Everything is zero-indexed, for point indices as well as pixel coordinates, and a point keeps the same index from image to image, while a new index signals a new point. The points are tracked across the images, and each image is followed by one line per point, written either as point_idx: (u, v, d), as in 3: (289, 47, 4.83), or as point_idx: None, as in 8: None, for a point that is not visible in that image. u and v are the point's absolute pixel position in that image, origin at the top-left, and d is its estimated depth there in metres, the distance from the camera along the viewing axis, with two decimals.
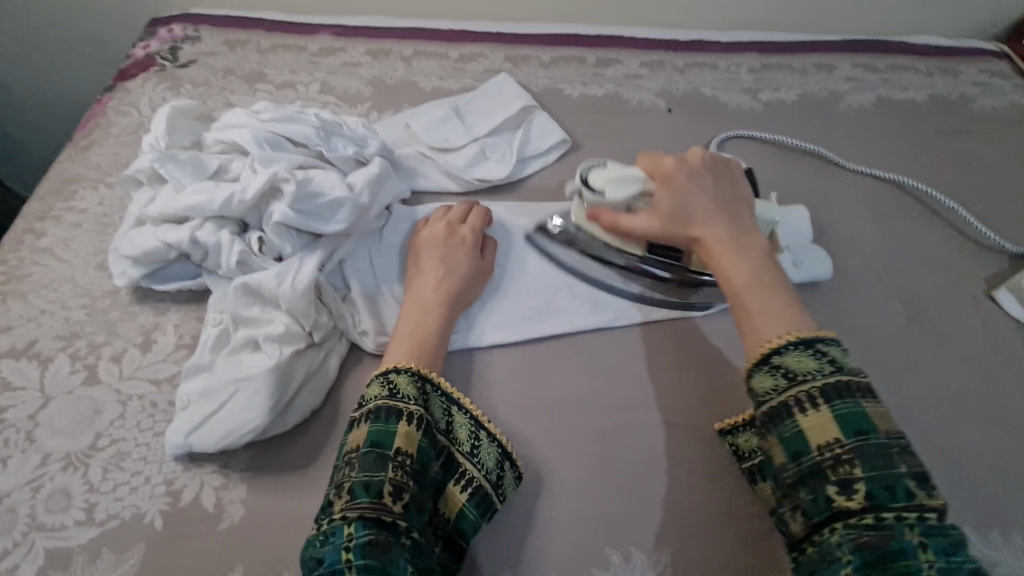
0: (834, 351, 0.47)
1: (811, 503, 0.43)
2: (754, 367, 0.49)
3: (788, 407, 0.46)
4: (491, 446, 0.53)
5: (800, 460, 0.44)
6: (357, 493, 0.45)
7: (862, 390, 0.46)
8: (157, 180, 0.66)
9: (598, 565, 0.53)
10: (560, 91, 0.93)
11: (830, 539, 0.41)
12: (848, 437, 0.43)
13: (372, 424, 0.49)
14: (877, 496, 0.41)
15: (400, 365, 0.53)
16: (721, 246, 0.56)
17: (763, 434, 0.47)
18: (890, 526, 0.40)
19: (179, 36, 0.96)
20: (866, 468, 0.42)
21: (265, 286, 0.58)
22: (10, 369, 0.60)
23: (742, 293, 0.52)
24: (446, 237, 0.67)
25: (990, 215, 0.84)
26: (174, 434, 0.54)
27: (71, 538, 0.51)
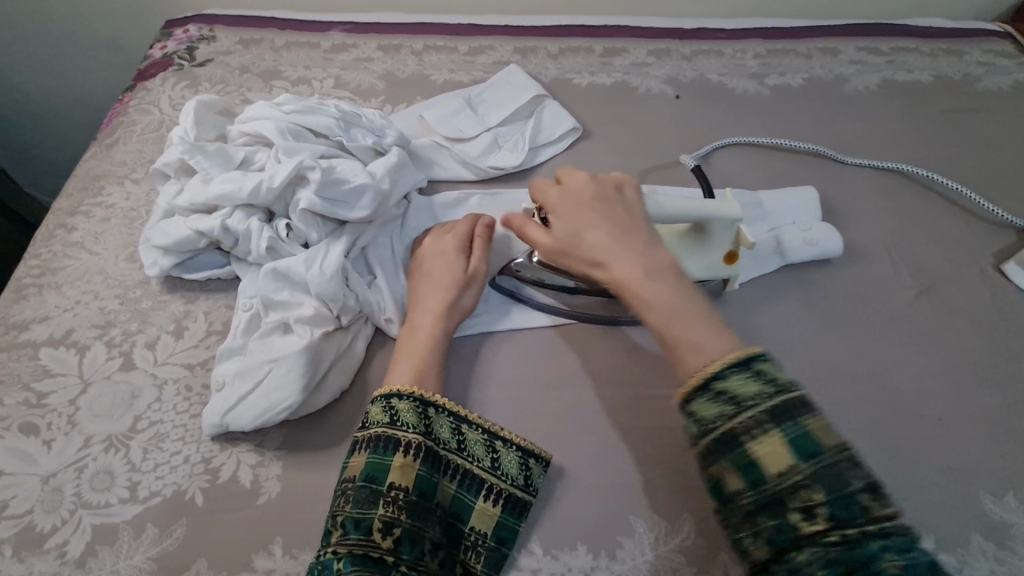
0: (768, 366, 0.44)
1: (776, 531, 0.40)
2: (693, 392, 0.44)
3: (737, 436, 0.41)
4: (511, 453, 0.56)
5: (755, 489, 0.41)
6: (348, 528, 0.48)
7: (803, 404, 0.42)
8: (184, 172, 0.68)
9: (623, 534, 0.55)
10: (569, 80, 0.95)
11: (799, 565, 0.38)
12: (801, 461, 0.40)
13: (369, 455, 0.51)
14: (839, 518, 0.38)
15: (402, 391, 0.55)
16: (634, 278, 0.51)
17: (711, 466, 0.42)
18: (855, 542, 0.37)
19: (196, 36, 0.98)
20: (825, 491, 0.39)
21: (294, 271, 0.61)
22: (49, 357, 0.62)
23: (669, 331, 0.49)
24: (432, 253, 0.66)
25: (997, 192, 0.85)
26: (211, 414, 0.56)
27: (116, 514, 0.53)
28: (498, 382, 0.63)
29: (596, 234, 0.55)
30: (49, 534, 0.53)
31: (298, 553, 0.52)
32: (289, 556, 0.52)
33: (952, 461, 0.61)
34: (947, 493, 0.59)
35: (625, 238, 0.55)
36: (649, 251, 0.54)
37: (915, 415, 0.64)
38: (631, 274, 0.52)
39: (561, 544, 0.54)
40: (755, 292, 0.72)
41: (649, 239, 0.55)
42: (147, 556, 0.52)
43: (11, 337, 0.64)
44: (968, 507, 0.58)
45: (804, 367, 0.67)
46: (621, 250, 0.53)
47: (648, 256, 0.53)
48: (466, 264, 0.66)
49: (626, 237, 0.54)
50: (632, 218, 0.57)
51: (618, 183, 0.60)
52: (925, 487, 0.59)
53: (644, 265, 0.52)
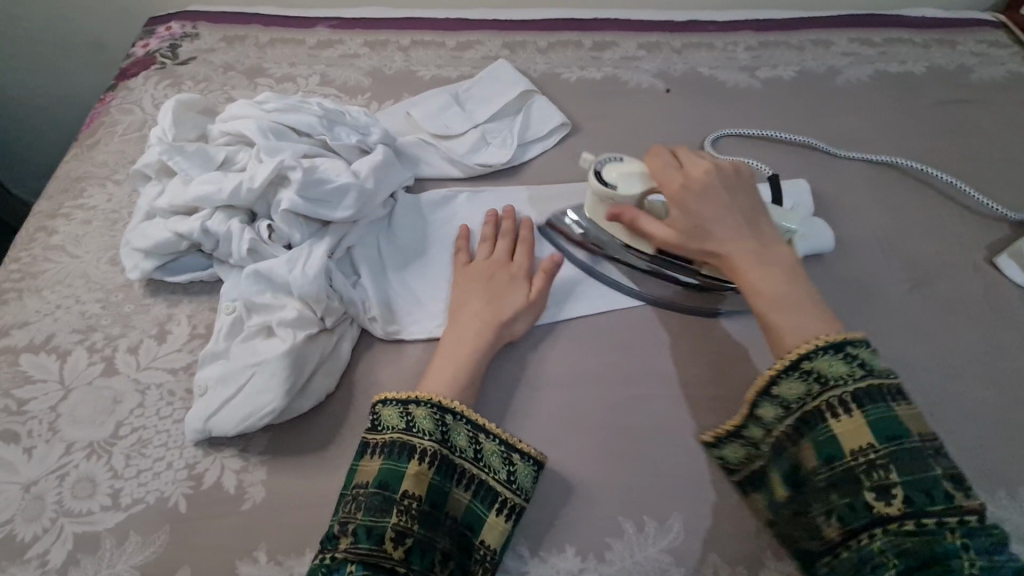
0: (866, 353, 0.48)
1: (849, 510, 0.44)
2: (781, 374, 0.49)
3: (821, 413, 0.47)
4: (527, 466, 0.54)
5: (833, 465, 0.45)
6: (359, 536, 0.47)
7: (895, 393, 0.46)
8: (165, 173, 0.67)
9: (612, 534, 0.54)
10: (558, 75, 0.94)
11: (871, 546, 0.42)
12: (881, 441, 0.44)
13: (384, 460, 0.50)
14: (915, 500, 0.42)
15: (421, 397, 0.53)
16: (749, 258, 0.54)
17: (797, 440, 0.48)
18: (930, 530, 0.41)
19: (178, 33, 0.96)
20: (902, 473, 0.43)
21: (276, 272, 0.60)
22: (30, 363, 0.61)
23: (768, 313, 0.52)
24: (488, 269, 0.66)
25: (990, 184, 0.84)
26: (193, 419, 0.56)
27: (98, 522, 0.53)
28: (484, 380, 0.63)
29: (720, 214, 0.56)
30: (30, 543, 0.52)
31: (283, 559, 0.51)
32: (274, 562, 0.51)
33: None
34: None
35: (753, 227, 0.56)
36: (771, 245, 0.56)
37: None
38: (744, 258, 0.54)
39: (551, 545, 0.54)
40: None
41: (767, 229, 0.57)
42: (129, 564, 0.51)
43: None
44: None
45: None
46: (738, 233, 0.56)
47: (771, 249, 0.55)
48: (528, 291, 0.64)
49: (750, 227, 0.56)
50: (760, 213, 0.58)
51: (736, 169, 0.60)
52: None
53: (761, 251, 0.54)
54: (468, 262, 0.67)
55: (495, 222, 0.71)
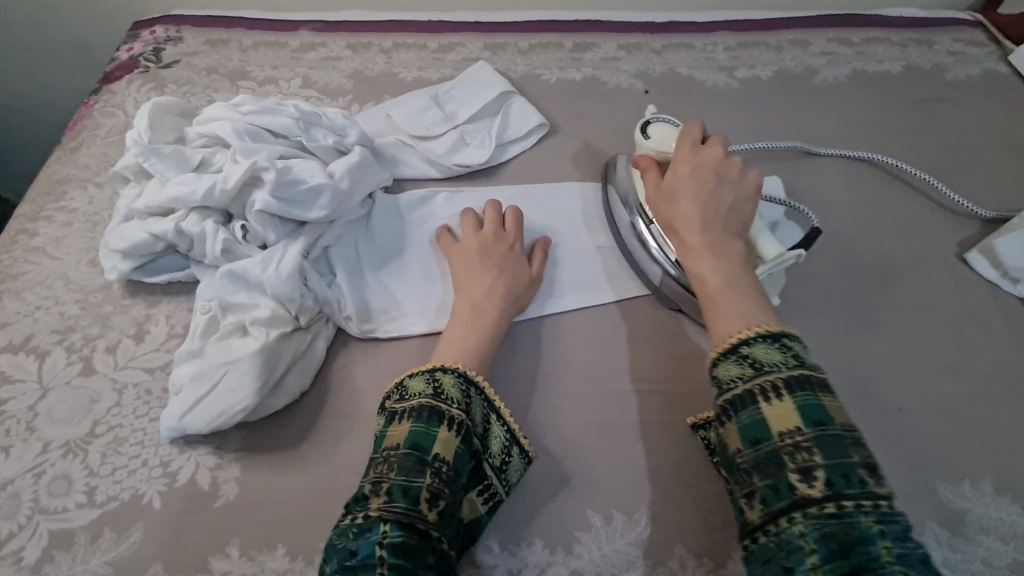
0: (798, 346, 0.50)
1: (772, 491, 0.44)
2: (722, 357, 0.51)
3: (752, 395, 0.47)
4: (520, 461, 0.55)
5: (759, 446, 0.46)
6: (394, 496, 0.45)
7: (822, 385, 0.48)
8: (143, 175, 0.68)
9: (581, 528, 0.55)
10: (539, 76, 0.95)
11: (792, 530, 0.42)
12: (807, 426, 0.45)
13: (416, 422, 0.49)
14: (835, 484, 0.42)
15: (448, 367, 0.54)
16: (701, 249, 0.58)
17: (725, 422, 0.48)
18: (848, 514, 0.41)
19: (162, 37, 0.97)
20: (824, 456, 0.44)
21: (250, 272, 0.61)
22: (9, 363, 0.62)
23: (714, 297, 0.55)
24: (480, 247, 0.67)
25: (964, 181, 0.85)
26: (168, 417, 0.56)
27: (73, 519, 0.53)
28: None
29: (699, 205, 0.59)
30: (5, 540, 0.53)
31: (255, 554, 0.52)
32: (246, 557, 0.52)
33: (911, 450, 0.61)
34: (905, 482, 0.59)
35: (722, 221, 0.59)
36: (730, 239, 0.58)
37: (874, 404, 0.64)
38: (703, 247, 0.58)
39: (520, 539, 0.55)
40: None
41: (736, 227, 0.59)
42: (103, 560, 0.52)
43: None
44: (924, 495, 0.58)
45: None
46: (702, 223, 0.59)
47: (727, 244, 0.58)
48: (529, 266, 0.67)
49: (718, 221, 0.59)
50: (742, 210, 0.60)
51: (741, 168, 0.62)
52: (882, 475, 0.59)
53: (716, 247, 0.58)
54: (456, 243, 0.68)
55: (474, 207, 0.72)
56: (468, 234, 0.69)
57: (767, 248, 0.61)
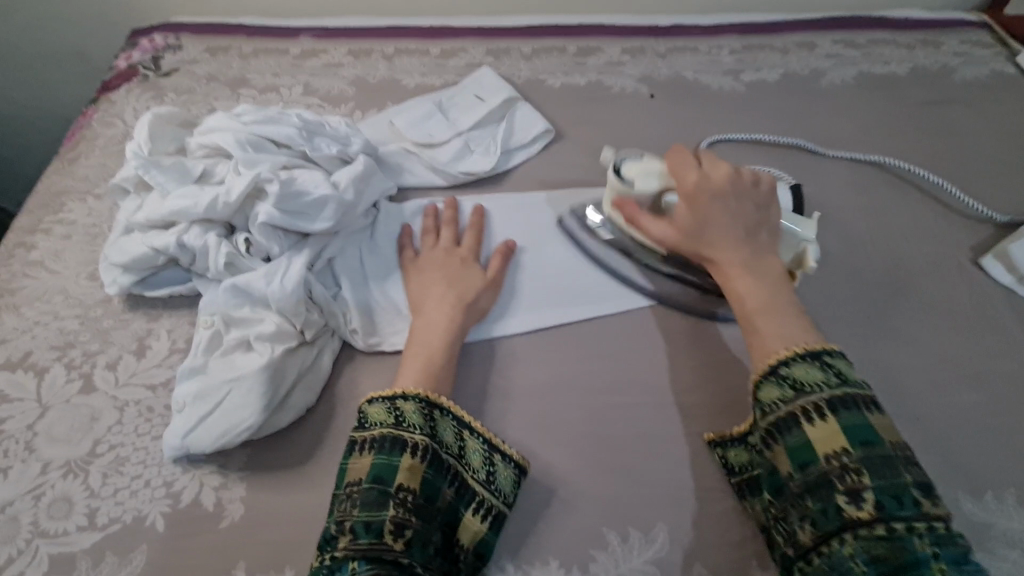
0: (841, 364, 0.49)
1: (821, 514, 0.44)
2: (762, 379, 0.50)
3: (796, 418, 0.47)
4: (507, 470, 0.54)
5: (807, 470, 0.45)
6: (358, 532, 0.46)
7: (868, 402, 0.47)
8: (143, 187, 0.66)
9: (596, 546, 0.54)
10: (543, 81, 0.94)
11: (842, 551, 0.42)
12: (855, 447, 0.45)
13: (375, 455, 0.50)
14: (886, 506, 0.42)
15: (408, 392, 0.53)
16: (736, 271, 0.56)
17: (771, 445, 0.48)
18: (900, 537, 0.41)
19: (161, 45, 0.96)
20: (873, 477, 0.43)
21: (254, 286, 0.59)
22: (7, 381, 0.61)
23: (754, 317, 0.53)
24: (438, 257, 0.67)
25: (975, 184, 0.84)
26: (170, 437, 0.55)
27: (74, 543, 0.52)
28: (466, 390, 0.62)
29: (726, 226, 0.57)
30: (3, 566, 0.51)
31: None
32: None
33: (932, 462, 0.60)
34: None
35: (749, 234, 0.58)
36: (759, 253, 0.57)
37: (892, 414, 0.63)
38: (733, 266, 0.56)
39: (533, 558, 0.53)
40: None
41: (764, 241, 0.58)
42: None
43: None
44: (947, 508, 0.57)
45: None
46: (731, 245, 0.57)
47: (756, 259, 0.57)
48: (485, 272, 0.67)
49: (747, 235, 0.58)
50: (762, 221, 0.59)
51: (756, 182, 0.61)
52: None
53: (750, 262, 0.56)
54: (415, 255, 0.68)
55: (436, 214, 0.72)
56: (426, 244, 0.69)
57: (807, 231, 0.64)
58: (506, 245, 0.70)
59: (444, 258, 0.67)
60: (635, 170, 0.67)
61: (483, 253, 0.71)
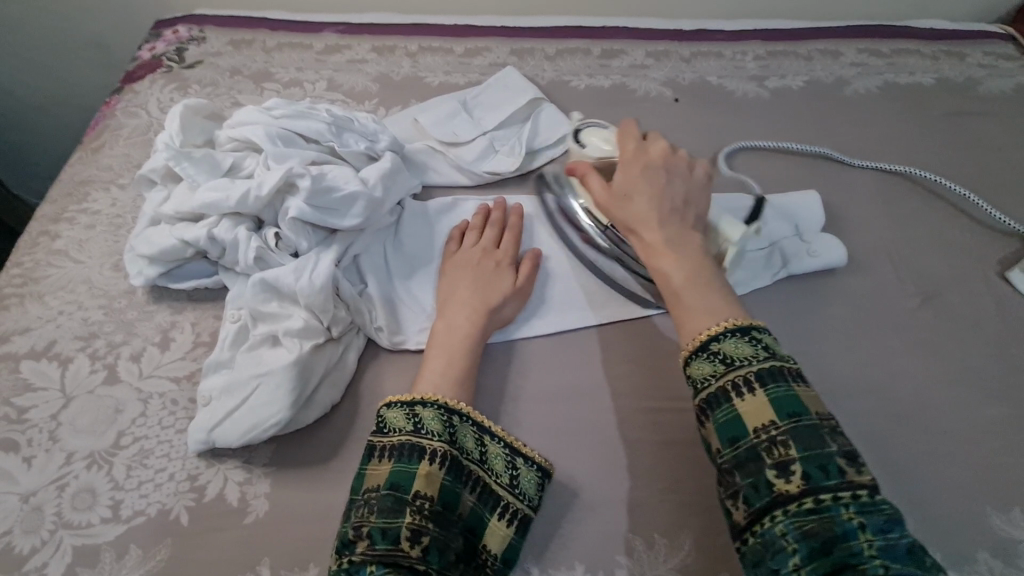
0: (768, 339, 0.48)
1: (753, 490, 0.43)
2: (693, 355, 0.49)
3: (726, 393, 0.46)
4: (530, 472, 0.53)
5: (737, 445, 0.44)
6: (375, 538, 0.46)
7: (794, 374, 0.47)
8: (170, 178, 0.66)
9: (622, 553, 0.53)
10: (566, 83, 0.93)
11: (774, 527, 0.41)
12: (781, 418, 0.44)
13: (394, 463, 0.49)
14: (812, 477, 0.42)
15: (427, 398, 0.53)
16: (662, 243, 0.56)
17: (703, 421, 0.47)
18: (827, 508, 0.40)
19: (185, 37, 0.96)
20: (800, 449, 0.43)
21: (283, 281, 0.59)
22: (31, 370, 0.60)
23: (681, 292, 0.53)
24: (473, 257, 0.66)
25: (1001, 198, 0.84)
26: (196, 430, 0.55)
27: (98, 535, 0.52)
28: (490, 391, 0.62)
29: (655, 198, 0.58)
30: (27, 556, 0.51)
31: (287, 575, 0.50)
32: None
33: (958, 477, 0.59)
34: (954, 510, 0.57)
35: (680, 214, 0.58)
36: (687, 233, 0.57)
37: (917, 427, 0.62)
38: (664, 244, 0.56)
39: (559, 562, 0.53)
40: (761, 300, 0.71)
41: (693, 222, 0.58)
42: None
43: None
44: (976, 524, 0.57)
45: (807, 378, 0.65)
46: (659, 218, 0.57)
47: (686, 238, 0.57)
48: (515, 279, 0.65)
49: (677, 215, 0.58)
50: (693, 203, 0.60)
51: (692, 164, 0.62)
52: (931, 502, 0.57)
53: (680, 240, 0.56)
54: (454, 252, 0.68)
55: (485, 212, 0.71)
56: (464, 243, 0.68)
57: (732, 231, 0.63)
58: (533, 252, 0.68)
59: (480, 259, 0.66)
60: (593, 137, 0.71)
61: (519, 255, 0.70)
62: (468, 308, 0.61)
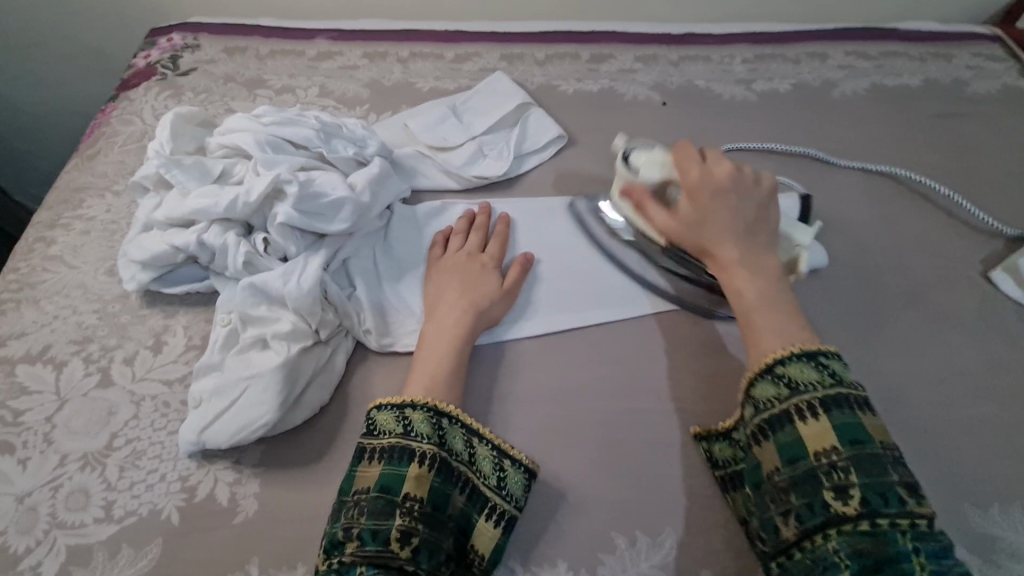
0: (836, 364, 0.49)
1: (807, 509, 0.45)
2: (756, 377, 0.51)
3: (788, 415, 0.48)
4: (517, 473, 0.54)
5: (796, 466, 0.46)
6: (364, 539, 0.47)
7: (861, 403, 0.48)
8: (162, 185, 0.67)
9: (604, 549, 0.54)
10: (556, 87, 0.95)
11: (827, 546, 0.43)
12: (844, 445, 0.45)
13: (384, 466, 0.50)
14: (871, 503, 0.43)
15: (417, 401, 0.54)
16: (737, 269, 0.57)
17: (761, 440, 0.49)
18: (883, 532, 0.42)
19: (179, 45, 0.97)
20: (861, 475, 0.44)
21: (272, 285, 0.60)
22: (26, 373, 0.62)
23: (752, 315, 0.54)
24: (460, 261, 0.68)
25: (985, 198, 0.85)
26: (187, 432, 0.56)
27: (91, 535, 0.53)
28: (477, 392, 0.63)
29: (725, 223, 0.59)
30: (22, 555, 0.52)
31: (275, 573, 0.52)
32: None
33: (938, 473, 0.60)
34: (934, 506, 0.58)
35: (751, 234, 0.59)
36: (758, 251, 0.58)
37: (899, 426, 0.63)
38: (734, 266, 0.57)
39: (543, 560, 0.54)
40: None
41: (764, 241, 0.59)
42: None
43: None
44: (955, 520, 0.57)
45: None
46: (731, 244, 0.58)
47: (758, 258, 0.57)
48: (502, 281, 0.67)
49: (747, 234, 0.58)
50: (763, 221, 0.60)
51: (757, 180, 0.62)
52: None
53: (750, 261, 0.57)
54: (441, 256, 0.69)
55: (470, 219, 0.73)
56: (452, 247, 0.69)
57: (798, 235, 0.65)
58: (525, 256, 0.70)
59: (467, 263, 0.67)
60: (642, 157, 0.68)
61: (505, 260, 0.72)
62: (457, 309, 0.62)
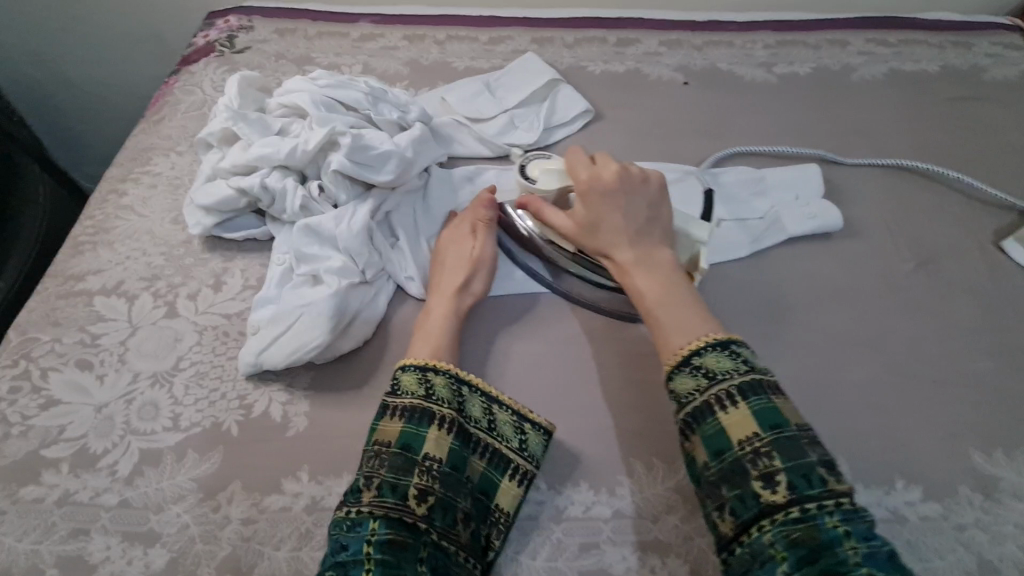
0: (746, 352, 0.53)
1: (740, 501, 0.47)
2: (675, 370, 0.54)
3: (710, 407, 0.50)
4: (538, 436, 0.57)
5: (722, 458, 0.49)
6: (384, 492, 0.50)
7: (774, 387, 0.51)
8: (226, 141, 0.74)
9: (623, 473, 0.58)
10: (584, 68, 1.00)
11: (762, 539, 0.45)
12: (764, 430, 0.48)
13: (405, 425, 0.53)
14: (797, 487, 0.45)
15: (438, 366, 0.57)
16: (632, 268, 0.61)
17: (688, 435, 0.51)
18: (813, 516, 0.44)
19: (235, 26, 1.05)
20: (784, 460, 0.47)
21: (324, 226, 0.67)
22: (102, 304, 0.69)
23: (654, 310, 0.58)
24: (444, 241, 0.70)
25: (999, 177, 0.87)
26: (246, 353, 0.62)
27: (161, 440, 0.59)
28: (505, 334, 0.68)
29: (616, 224, 0.63)
30: (99, 456, 0.58)
31: (323, 479, 0.57)
32: (315, 482, 0.57)
33: (945, 422, 0.63)
34: (939, 449, 0.61)
35: (644, 232, 0.63)
36: (654, 249, 0.63)
37: (905, 376, 0.66)
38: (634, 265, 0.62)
39: (565, 480, 0.58)
40: (765, 263, 0.76)
41: (657, 239, 0.63)
42: (188, 476, 0.57)
43: (68, 286, 0.70)
44: (959, 462, 0.60)
45: (800, 331, 0.69)
46: (626, 244, 0.62)
47: (654, 256, 0.62)
48: (473, 250, 0.69)
49: (639, 236, 0.63)
50: (651, 219, 0.64)
51: (644, 177, 0.66)
52: (917, 443, 0.61)
53: (648, 260, 0.62)
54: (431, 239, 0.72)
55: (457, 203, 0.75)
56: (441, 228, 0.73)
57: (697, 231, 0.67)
58: (486, 213, 0.70)
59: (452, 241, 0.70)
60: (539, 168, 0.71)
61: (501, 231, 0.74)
62: (446, 292, 0.65)
